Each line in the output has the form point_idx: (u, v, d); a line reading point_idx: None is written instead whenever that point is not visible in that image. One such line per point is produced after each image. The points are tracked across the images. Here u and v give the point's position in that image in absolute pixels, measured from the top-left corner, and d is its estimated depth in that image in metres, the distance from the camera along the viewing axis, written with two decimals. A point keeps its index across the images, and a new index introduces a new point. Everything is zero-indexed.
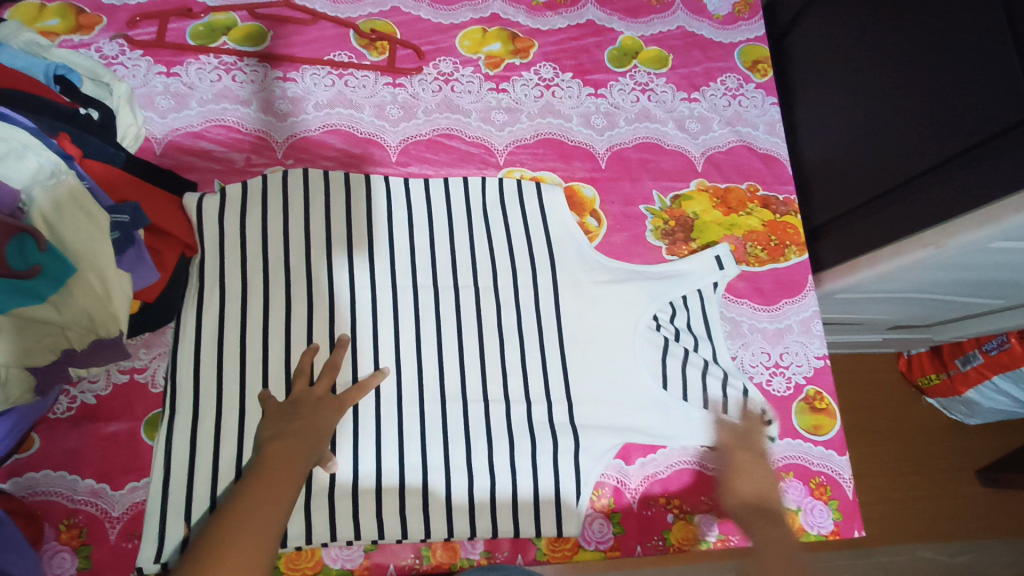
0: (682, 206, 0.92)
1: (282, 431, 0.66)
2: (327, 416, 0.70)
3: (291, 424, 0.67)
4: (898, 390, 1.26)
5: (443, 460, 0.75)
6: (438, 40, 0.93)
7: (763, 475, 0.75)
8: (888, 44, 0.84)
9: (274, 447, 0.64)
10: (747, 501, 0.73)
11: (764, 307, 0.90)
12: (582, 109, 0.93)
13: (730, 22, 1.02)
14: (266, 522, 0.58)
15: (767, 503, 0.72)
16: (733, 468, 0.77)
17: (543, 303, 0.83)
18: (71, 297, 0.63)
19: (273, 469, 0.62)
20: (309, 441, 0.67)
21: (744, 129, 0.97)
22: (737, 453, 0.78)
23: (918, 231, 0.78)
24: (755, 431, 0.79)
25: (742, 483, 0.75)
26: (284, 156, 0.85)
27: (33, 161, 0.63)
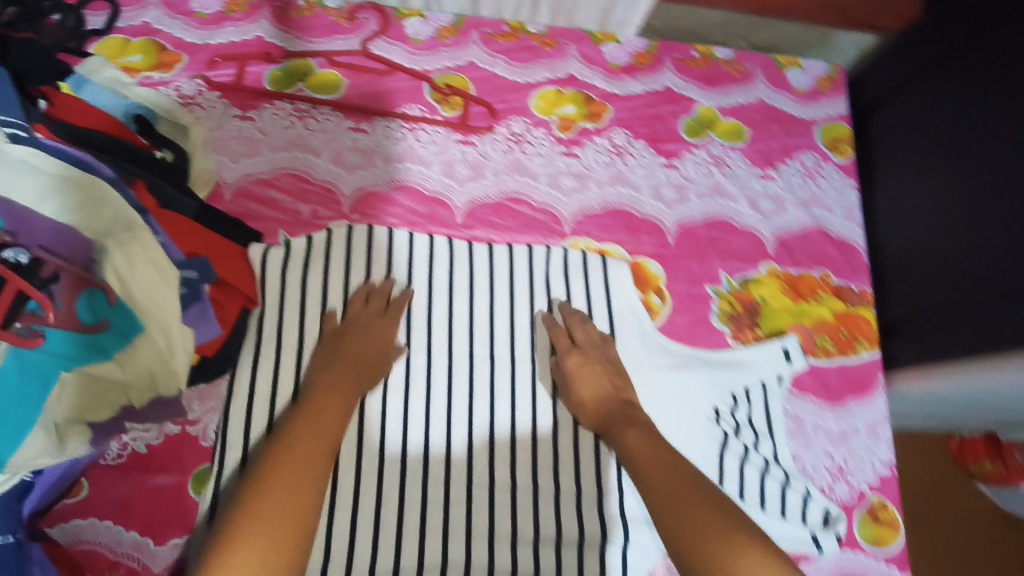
0: (750, 290, 0.88)
1: (333, 359, 0.73)
2: (379, 335, 0.76)
3: (342, 349, 0.74)
4: (946, 473, 1.20)
5: (487, 538, 0.72)
6: (512, 99, 0.91)
7: (610, 379, 0.76)
8: (987, 148, 0.80)
9: (328, 374, 0.72)
10: (592, 408, 0.75)
11: (829, 405, 0.86)
12: (652, 180, 0.90)
13: (812, 97, 0.98)
14: (325, 432, 0.65)
15: (618, 404, 0.74)
16: (580, 373, 0.76)
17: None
18: (135, 356, 0.63)
19: (325, 389, 0.70)
20: (359, 363, 0.73)
21: (820, 212, 0.93)
22: (577, 365, 0.77)
23: (1008, 351, 0.73)
24: (593, 340, 0.79)
25: (587, 391, 0.75)
26: (350, 211, 0.84)
27: (112, 212, 0.63)
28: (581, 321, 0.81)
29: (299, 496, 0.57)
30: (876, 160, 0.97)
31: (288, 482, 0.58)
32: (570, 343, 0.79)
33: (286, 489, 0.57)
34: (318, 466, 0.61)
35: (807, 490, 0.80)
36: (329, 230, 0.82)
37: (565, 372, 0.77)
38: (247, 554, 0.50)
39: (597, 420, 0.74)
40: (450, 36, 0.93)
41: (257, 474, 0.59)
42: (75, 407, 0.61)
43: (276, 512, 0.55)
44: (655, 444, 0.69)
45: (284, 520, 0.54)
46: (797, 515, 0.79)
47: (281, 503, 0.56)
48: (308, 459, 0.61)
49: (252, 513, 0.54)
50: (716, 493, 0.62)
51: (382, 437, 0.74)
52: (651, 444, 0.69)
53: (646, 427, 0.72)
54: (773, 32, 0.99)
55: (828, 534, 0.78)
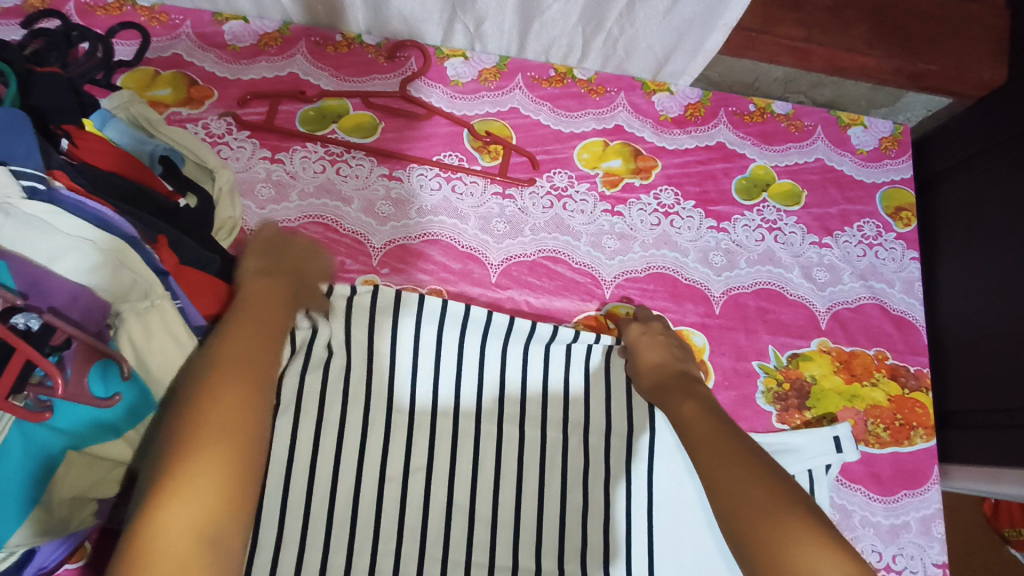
0: (800, 367, 0.83)
1: (268, 267, 0.67)
2: (307, 265, 0.71)
3: (273, 262, 0.68)
4: (974, 536, 1.06)
5: None
6: (556, 150, 0.86)
7: (671, 350, 0.74)
8: None
9: (257, 279, 0.65)
10: (649, 374, 0.72)
11: (880, 497, 0.79)
12: (700, 244, 0.85)
13: (875, 159, 0.92)
14: (263, 327, 0.58)
15: (676, 372, 0.72)
16: (640, 342, 0.75)
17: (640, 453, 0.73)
18: (143, 429, 0.62)
19: (260, 289, 0.63)
20: (290, 277, 0.68)
21: (878, 285, 0.87)
22: (639, 333, 0.76)
23: None
24: (657, 323, 0.78)
25: (651, 355, 0.73)
26: (379, 264, 0.79)
27: (130, 277, 0.59)
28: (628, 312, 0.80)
29: (241, 399, 0.50)
30: (940, 232, 0.91)
31: (233, 386, 0.51)
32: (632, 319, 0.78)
33: (231, 389, 0.50)
34: (264, 368, 0.54)
35: None
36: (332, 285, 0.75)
37: (628, 343, 0.75)
38: (195, 474, 0.45)
39: (652, 388, 0.72)
40: (493, 80, 0.88)
41: (196, 373, 0.51)
42: (77, 485, 0.59)
43: (220, 421, 0.48)
44: (705, 411, 0.64)
45: (229, 427, 0.48)
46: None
47: (220, 410, 0.49)
48: (255, 355, 0.54)
49: (200, 415, 0.48)
50: (770, 463, 0.56)
51: (399, 510, 0.69)
52: (699, 414, 0.64)
53: (701, 392, 0.69)
54: (838, 89, 0.93)
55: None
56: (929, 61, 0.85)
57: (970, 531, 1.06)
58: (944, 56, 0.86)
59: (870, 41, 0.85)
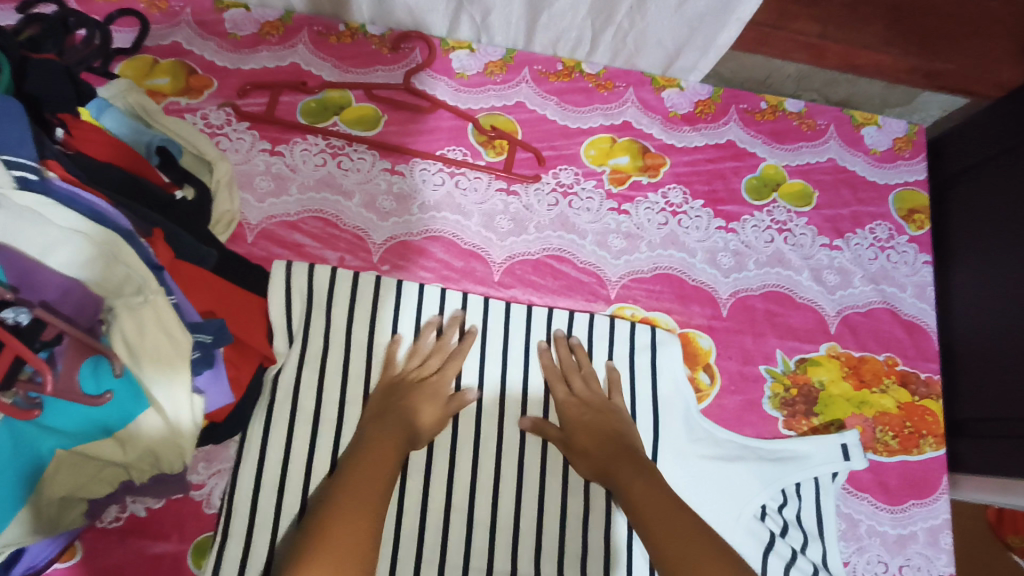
0: (808, 371, 0.81)
1: (384, 408, 0.68)
2: (437, 400, 0.70)
3: (394, 400, 0.69)
4: (981, 545, 1.04)
5: None
6: (562, 146, 0.84)
7: (610, 424, 0.70)
8: None
9: (375, 425, 0.66)
10: (592, 453, 0.68)
11: (887, 506, 0.78)
12: (708, 244, 0.83)
13: (889, 159, 0.90)
14: (377, 472, 0.59)
15: (616, 446, 0.68)
16: (579, 425, 0.70)
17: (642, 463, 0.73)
18: (137, 436, 0.58)
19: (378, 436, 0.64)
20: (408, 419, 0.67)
21: (889, 289, 0.85)
22: (575, 409, 0.71)
23: None
24: (596, 396, 0.73)
25: (584, 437, 0.69)
26: (380, 261, 0.77)
27: (124, 270, 0.58)
28: (572, 364, 0.75)
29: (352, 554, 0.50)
30: (952, 235, 0.88)
31: (340, 544, 0.50)
32: (568, 391, 0.73)
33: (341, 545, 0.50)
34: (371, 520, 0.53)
35: None
36: (336, 270, 0.75)
37: (563, 424, 0.71)
38: None
39: (594, 470, 0.68)
40: (499, 73, 0.86)
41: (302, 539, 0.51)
42: (68, 486, 0.57)
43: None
44: (651, 485, 0.61)
45: None
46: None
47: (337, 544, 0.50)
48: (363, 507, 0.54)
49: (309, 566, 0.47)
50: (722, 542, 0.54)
51: (398, 514, 0.68)
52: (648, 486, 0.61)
53: (645, 466, 0.64)
54: (853, 87, 0.90)
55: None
56: (947, 60, 0.84)
57: (976, 539, 1.05)
58: (963, 55, 0.84)
59: (886, 39, 0.84)
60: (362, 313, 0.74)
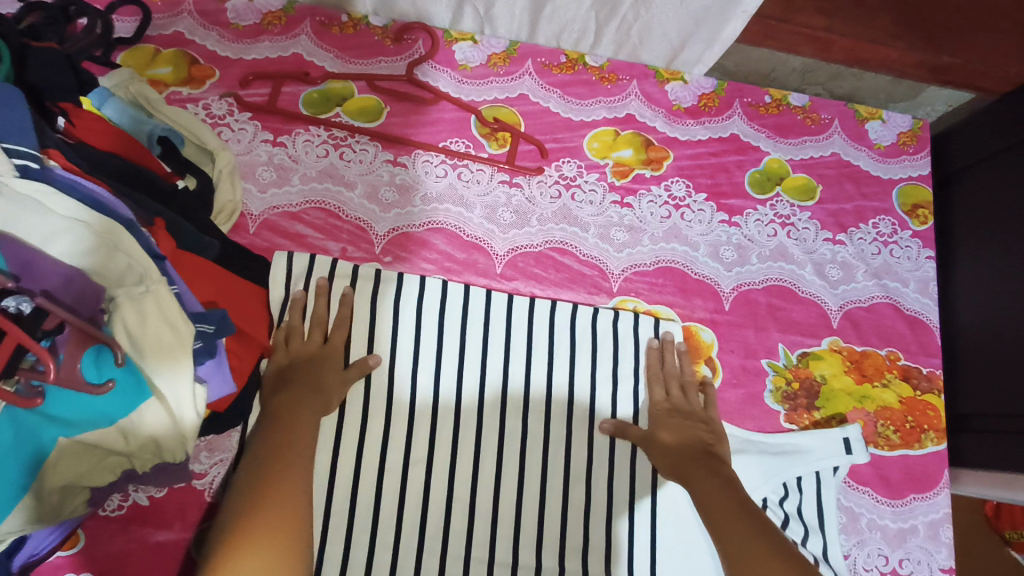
0: (810, 366, 0.81)
1: (282, 384, 0.67)
2: (333, 370, 0.71)
3: (293, 376, 0.68)
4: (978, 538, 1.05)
5: None
6: (565, 139, 0.84)
7: (692, 429, 0.71)
8: None
9: (282, 400, 0.66)
10: (671, 448, 0.70)
11: (888, 500, 0.78)
12: (711, 238, 0.83)
13: (892, 154, 0.90)
14: (296, 447, 0.60)
15: (697, 451, 0.69)
16: (666, 424, 0.72)
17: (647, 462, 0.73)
18: (139, 427, 0.57)
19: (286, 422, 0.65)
20: (312, 393, 0.68)
21: (892, 283, 0.85)
22: (666, 412, 0.74)
23: None
24: (692, 406, 0.74)
25: (670, 436, 0.71)
26: (382, 252, 0.77)
27: (125, 260, 0.57)
28: (659, 368, 0.76)
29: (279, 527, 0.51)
30: (956, 230, 0.88)
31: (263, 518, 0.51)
32: (665, 396, 0.75)
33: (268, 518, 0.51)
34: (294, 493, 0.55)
35: None
36: (338, 261, 0.75)
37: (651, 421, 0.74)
38: None
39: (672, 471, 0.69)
40: (503, 65, 0.86)
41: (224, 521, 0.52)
42: (69, 475, 0.57)
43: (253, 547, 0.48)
44: (726, 490, 0.63)
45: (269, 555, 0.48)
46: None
47: (264, 523, 0.50)
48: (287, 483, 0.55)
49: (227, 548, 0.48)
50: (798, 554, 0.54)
51: (398, 505, 0.69)
52: (721, 491, 0.63)
53: (722, 476, 0.65)
54: (857, 81, 0.90)
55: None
56: (953, 54, 0.82)
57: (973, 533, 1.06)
58: (968, 48, 0.83)
59: (893, 33, 0.82)
60: (364, 306, 0.75)
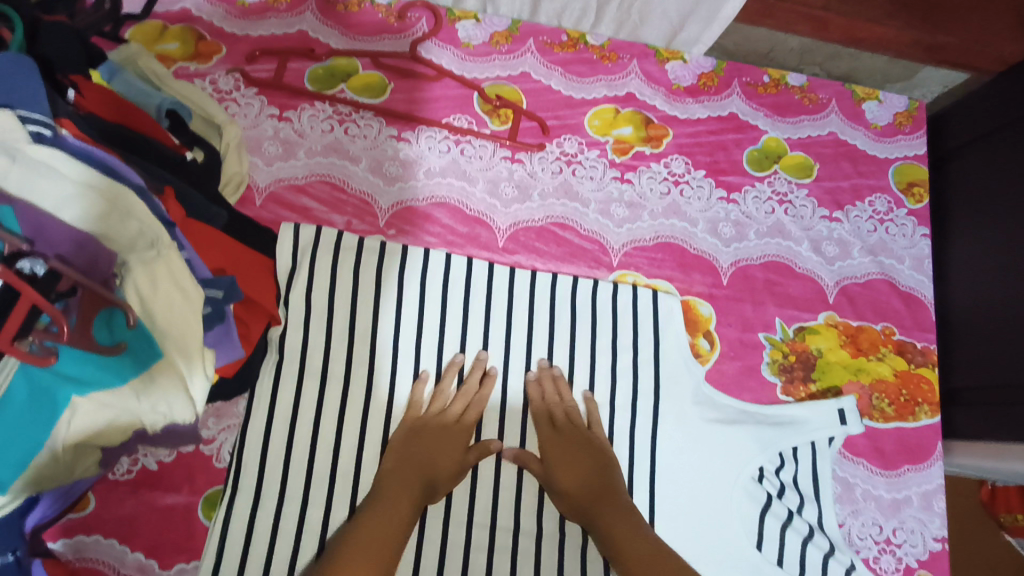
0: (806, 340, 0.82)
1: (402, 462, 0.68)
2: (460, 449, 0.71)
3: (414, 453, 0.69)
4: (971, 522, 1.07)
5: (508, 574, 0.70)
6: (567, 116, 0.85)
7: (588, 467, 0.70)
8: None
9: (393, 476, 0.67)
10: (571, 492, 0.69)
11: (882, 471, 0.79)
12: (709, 214, 0.85)
13: (889, 134, 0.91)
14: (395, 511, 0.63)
15: (601, 489, 0.69)
16: (556, 463, 0.71)
17: (639, 431, 0.77)
18: (152, 385, 0.59)
19: (395, 500, 0.65)
20: (428, 476, 0.68)
21: (887, 260, 0.86)
22: (558, 451, 0.71)
23: None
24: (577, 428, 0.73)
25: (567, 477, 0.70)
26: (386, 225, 0.79)
27: (136, 224, 0.58)
28: (553, 396, 0.75)
29: None
30: (951, 208, 0.89)
31: None
32: (551, 428, 0.73)
33: None
34: None
35: (852, 562, 0.74)
36: (343, 233, 0.76)
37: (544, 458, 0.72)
38: None
39: (574, 509, 0.69)
40: (505, 43, 0.87)
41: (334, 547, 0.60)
42: (82, 432, 0.58)
43: None
44: (629, 524, 0.65)
45: None
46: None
47: None
48: None
49: None
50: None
51: None
52: (624, 525, 0.65)
53: (628, 513, 0.66)
54: (854, 61, 0.92)
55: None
56: (948, 33, 0.84)
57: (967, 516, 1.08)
58: (963, 27, 0.84)
59: (890, 12, 0.84)
60: (367, 279, 0.76)
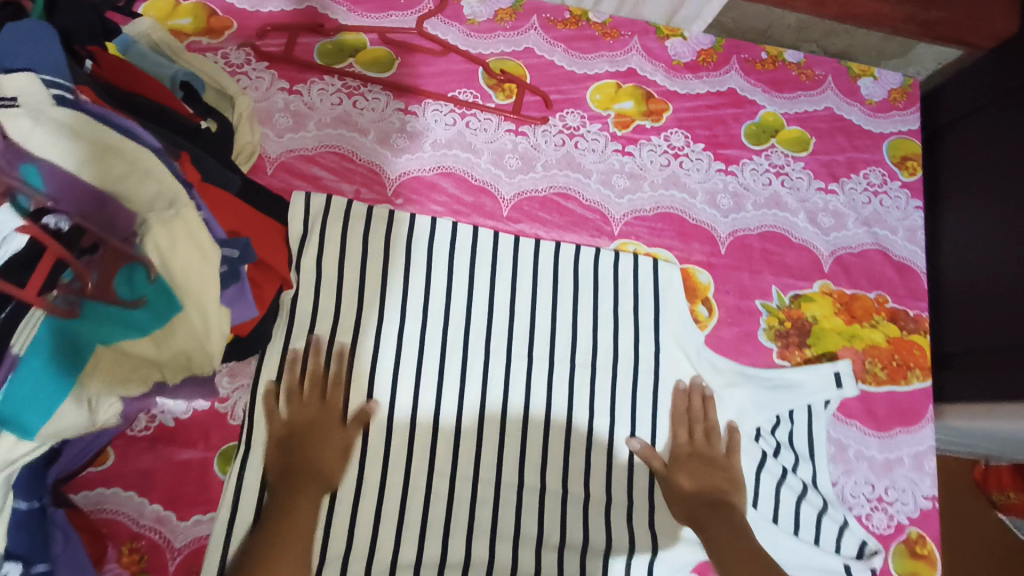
0: (802, 307, 0.85)
1: (286, 459, 0.69)
2: (337, 429, 0.72)
3: (295, 448, 0.70)
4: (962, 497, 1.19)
5: (514, 531, 0.73)
6: (569, 90, 0.88)
7: (711, 477, 0.76)
8: None
9: (285, 477, 0.69)
10: (692, 494, 0.74)
11: (876, 433, 0.82)
12: (708, 186, 0.87)
13: (883, 109, 0.93)
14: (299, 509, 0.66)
15: (714, 501, 0.74)
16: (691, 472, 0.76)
17: (641, 396, 0.79)
18: (172, 334, 0.61)
19: (295, 500, 0.67)
20: (315, 467, 0.70)
21: (881, 232, 0.89)
22: (689, 458, 0.76)
23: None
24: (714, 451, 0.77)
25: (689, 481, 0.75)
26: (394, 194, 0.81)
27: (155, 185, 0.61)
28: (688, 412, 0.79)
29: None
30: (943, 181, 0.92)
31: None
32: (688, 437, 0.78)
33: None
34: None
35: (844, 519, 0.78)
36: (352, 201, 0.79)
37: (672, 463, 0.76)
38: None
39: (687, 515, 0.73)
40: (509, 20, 0.89)
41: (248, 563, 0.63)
42: (104, 381, 0.60)
43: None
44: (734, 537, 0.71)
45: None
46: (830, 542, 0.77)
47: None
48: None
49: None
50: None
51: (411, 429, 0.74)
52: (729, 538, 0.71)
53: (739, 527, 0.72)
54: (850, 38, 0.94)
55: (863, 566, 0.76)
56: (940, 9, 0.89)
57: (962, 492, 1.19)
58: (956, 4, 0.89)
59: None
60: (377, 247, 0.78)
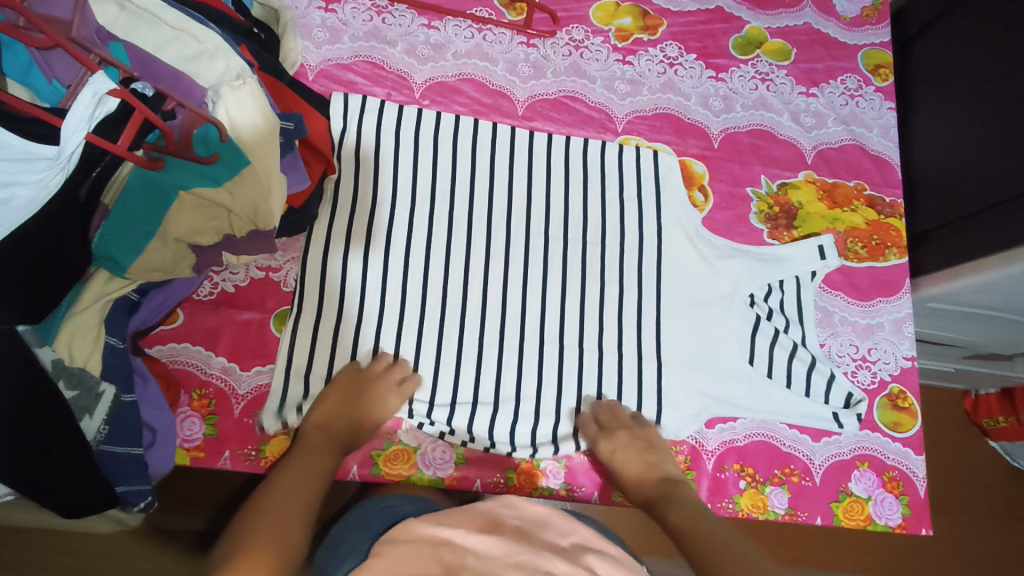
0: (788, 194, 0.94)
1: (329, 417, 0.72)
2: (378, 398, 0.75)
3: (338, 407, 0.73)
4: (959, 429, 1.24)
5: (535, 391, 0.81)
6: (573, 8, 0.98)
7: (647, 459, 0.76)
8: (1003, 68, 0.86)
9: (319, 430, 0.71)
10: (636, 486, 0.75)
11: (858, 301, 0.91)
12: (701, 90, 0.97)
13: (857, 24, 1.03)
14: (319, 453, 0.68)
15: (662, 482, 0.74)
16: (617, 460, 0.77)
17: (628, 266, 0.87)
18: (243, 185, 0.68)
19: (318, 445, 0.69)
20: (349, 428, 0.73)
21: (858, 129, 0.98)
22: (609, 448, 0.77)
23: (1008, 248, 0.79)
24: (638, 429, 0.78)
25: (630, 471, 0.76)
26: (421, 97, 0.91)
27: (222, 62, 0.67)
28: (613, 414, 0.80)
29: (272, 552, 0.54)
30: (914, 86, 1.02)
31: (265, 542, 0.54)
32: (599, 429, 0.78)
33: (274, 526, 0.56)
34: (296, 519, 0.58)
35: (831, 373, 0.86)
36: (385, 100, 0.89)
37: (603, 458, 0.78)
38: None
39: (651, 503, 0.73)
40: None
41: (264, 483, 0.63)
42: (186, 228, 0.69)
43: (263, 548, 0.53)
44: (696, 514, 0.68)
45: None
46: (820, 394, 0.86)
47: None
48: (287, 527, 0.57)
49: (259, 523, 0.56)
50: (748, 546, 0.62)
51: (439, 294, 0.82)
52: (691, 516, 0.68)
53: (694, 505, 0.70)
54: None
55: (848, 413, 0.85)
56: None
57: (947, 404, 1.25)
58: None
59: None
60: (406, 140, 0.87)
